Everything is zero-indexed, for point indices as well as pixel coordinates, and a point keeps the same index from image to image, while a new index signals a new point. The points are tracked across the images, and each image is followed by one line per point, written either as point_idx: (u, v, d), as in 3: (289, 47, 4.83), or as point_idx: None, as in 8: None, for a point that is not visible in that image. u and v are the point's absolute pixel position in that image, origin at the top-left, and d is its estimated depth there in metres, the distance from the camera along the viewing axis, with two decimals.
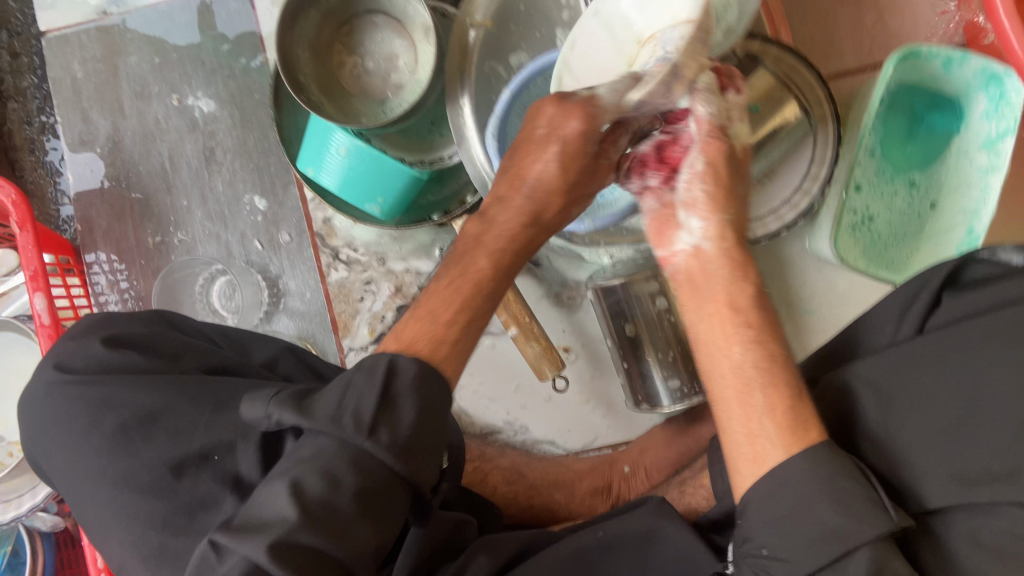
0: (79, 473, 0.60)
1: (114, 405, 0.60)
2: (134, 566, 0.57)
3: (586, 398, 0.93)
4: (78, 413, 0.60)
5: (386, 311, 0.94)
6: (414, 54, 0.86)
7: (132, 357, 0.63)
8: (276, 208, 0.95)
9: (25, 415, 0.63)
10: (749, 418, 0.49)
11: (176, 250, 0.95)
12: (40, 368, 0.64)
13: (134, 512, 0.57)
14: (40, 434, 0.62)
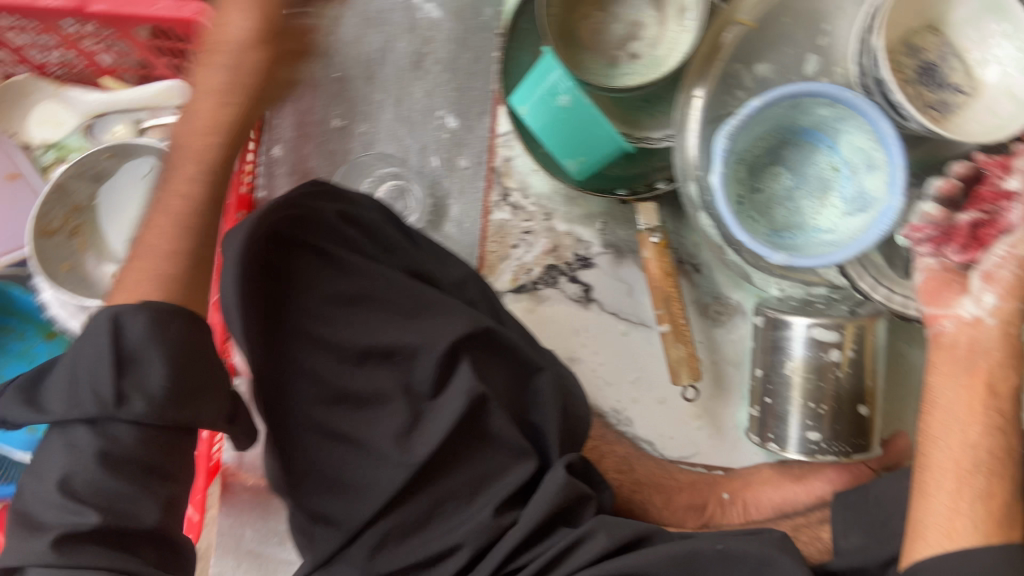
0: (269, 328, 0.62)
1: (322, 281, 0.63)
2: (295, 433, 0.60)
3: (698, 414, 0.92)
4: (291, 276, 0.62)
5: (535, 264, 0.94)
6: (660, 30, 0.85)
7: (355, 241, 0.66)
8: (464, 131, 0.94)
9: (229, 254, 0.64)
10: (961, 493, 0.57)
11: (356, 139, 0.95)
12: (260, 215, 0.64)
13: None
14: (238, 275, 0.63)
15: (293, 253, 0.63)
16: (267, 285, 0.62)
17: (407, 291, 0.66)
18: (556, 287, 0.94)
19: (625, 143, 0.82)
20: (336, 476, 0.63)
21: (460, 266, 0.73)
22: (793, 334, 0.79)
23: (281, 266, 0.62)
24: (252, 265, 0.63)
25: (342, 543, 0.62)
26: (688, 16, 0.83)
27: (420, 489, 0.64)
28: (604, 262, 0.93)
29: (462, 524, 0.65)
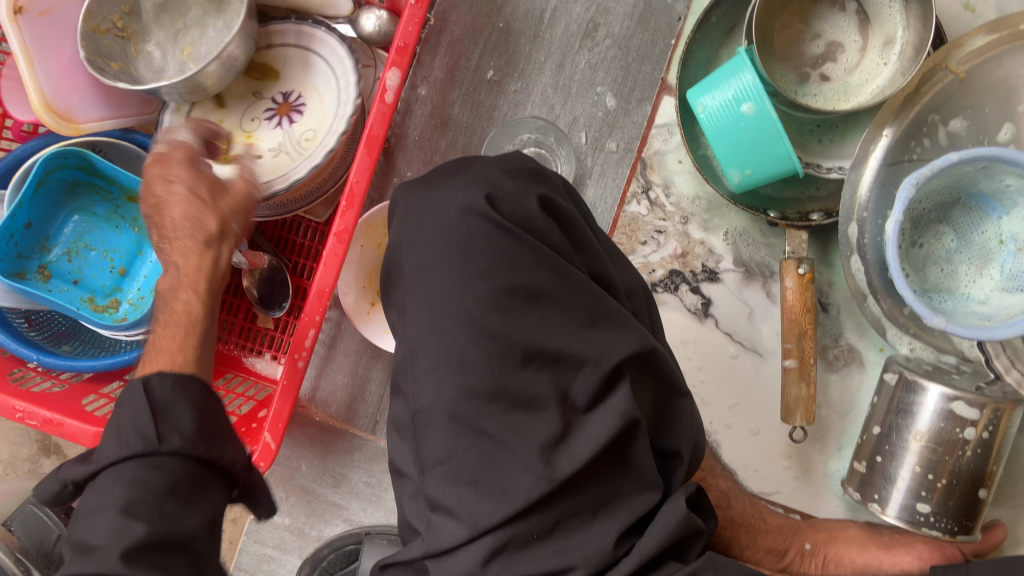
0: (439, 303, 0.58)
1: (511, 265, 0.57)
2: (440, 415, 0.56)
3: (789, 453, 0.90)
4: (478, 252, 0.57)
5: (660, 266, 0.91)
6: (858, 57, 0.82)
7: (545, 223, 0.60)
8: (619, 113, 0.90)
9: (415, 212, 0.62)
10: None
11: (507, 97, 0.90)
12: (457, 182, 0.61)
13: (473, 369, 0.56)
14: (424, 240, 0.60)
15: (485, 228, 0.58)
16: (449, 256, 0.58)
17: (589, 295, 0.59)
18: (675, 294, 0.91)
19: (800, 166, 0.78)
20: (471, 472, 0.56)
21: (632, 272, 0.66)
22: (926, 398, 0.77)
23: (470, 240, 0.58)
24: (439, 232, 0.59)
25: (458, 542, 0.56)
26: (895, 50, 0.79)
27: (550, 502, 0.59)
28: (731, 280, 0.90)
29: (581, 545, 0.59)
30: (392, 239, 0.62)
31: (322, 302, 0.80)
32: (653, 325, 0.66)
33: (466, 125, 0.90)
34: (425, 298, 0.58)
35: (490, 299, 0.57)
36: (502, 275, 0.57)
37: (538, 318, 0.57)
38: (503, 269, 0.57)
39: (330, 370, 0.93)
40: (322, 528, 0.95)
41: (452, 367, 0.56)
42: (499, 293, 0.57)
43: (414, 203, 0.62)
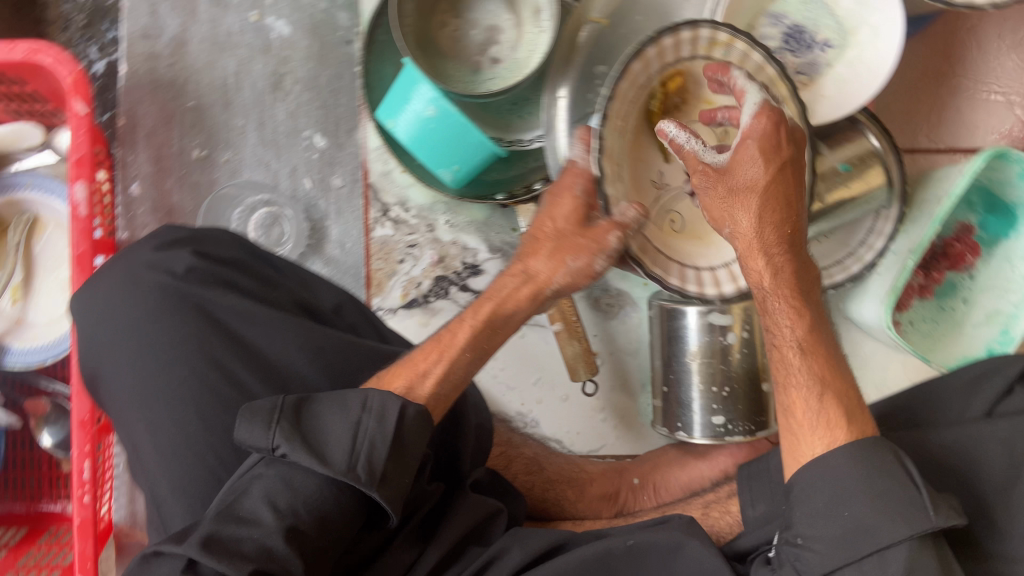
0: (140, 393, 0.59)
1: (189, 333, 0.59)
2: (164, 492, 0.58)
3: (602, 407, 0.94)
4: (154, 331, 0.59)
5: (424, 278, 0.92)
6: (518, 32, 0.85)
7: (226, 273, 0.63)
8: (334, 150, 0.91)
9: (88, 309, 0.62)
10: (800, 402, 0.61)
11: (221, 169, 0.91)
12: (115, 268, 0.62)
13: (186, 442, 0.58)
14: (102, 338, 0.61)
15: (164, 303, 0.60)
16: (135, 344, 0.60)
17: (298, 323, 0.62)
18: (448, 298, 0.93)
19: (497, 148, 0.83)
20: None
21: (336, 289, 0.71)
22: (687, 322, 0.82)
23: (150, 320, 0.60)
24: (114, 322, 0.60)
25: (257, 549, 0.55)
26: (545, 16, 0.83)
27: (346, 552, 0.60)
28: (493, 267, 0.92)
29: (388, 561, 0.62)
30: (82, 351, 0.62)
31: (88, 429, 0.78)
32: (375, 326, 0.71)
33: (189, 207, 0.90)
34: (128, 394, 0.60)
35: (196, 364, 0.59)
36: (185, 348, 0.59)
37: (261, 363, 0.60)
38: (197, 335, 0.59)
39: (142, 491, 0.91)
40: None
41: (178, 450, 0.58)
42: (203, 358, 0.59)
43: (84, 303, 0.62)
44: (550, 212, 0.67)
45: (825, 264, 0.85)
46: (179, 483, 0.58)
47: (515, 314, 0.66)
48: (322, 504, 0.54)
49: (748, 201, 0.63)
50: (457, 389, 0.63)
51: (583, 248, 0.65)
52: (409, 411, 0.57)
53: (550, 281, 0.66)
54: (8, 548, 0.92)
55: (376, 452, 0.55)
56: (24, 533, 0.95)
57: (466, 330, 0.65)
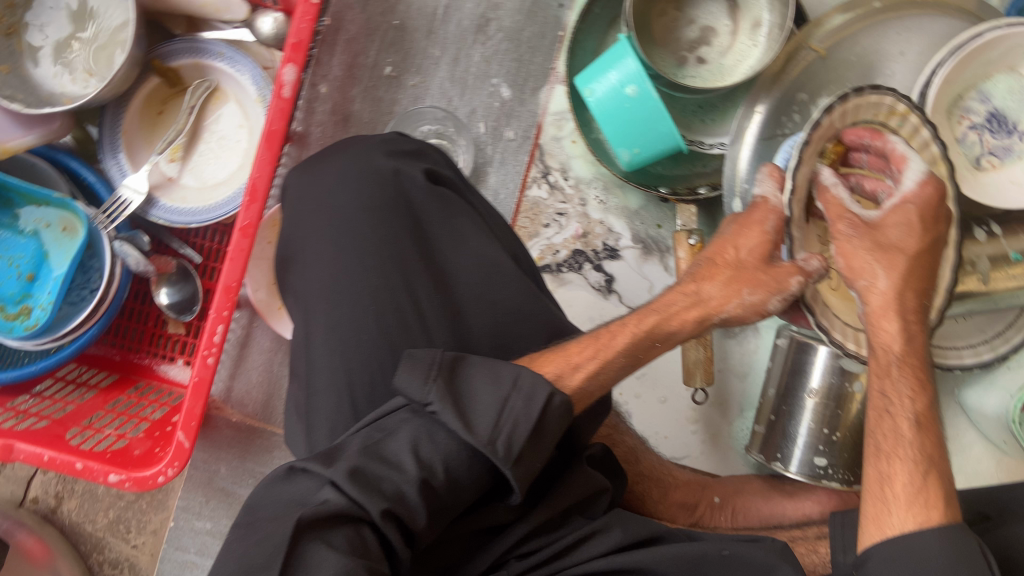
0: (333, 291, 0.59)
1: (398, 251, 0.59)
2: (325, 394, 0.58)
3: (695, 419, 0.95)
4: (366, 237, 0.59)
5: (563, 247, 0.94)
6: (730, 40, 0.87)
7: (444, 198, 0.62)
8: (515, 103, 0.93)
9: (306, 187, 0.61)
10: (882, 485, 0.55)
11: (405, 91, 0.93)
12: (346, 159, 0.61)
13: (365, 352, 0.57)
14: (309, 221, 0.60)
15: (380, 210, 0.59)
16: (339, 240, 0.59)
17: (498, 271, 0.61)
18: (580, 273, 0.94)
19: (683, 143, 0.84)
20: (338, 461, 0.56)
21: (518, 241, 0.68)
22: (815, 359, 0.83)
23: (366, 224, 0.59)
24: (331, 212, 0.60)
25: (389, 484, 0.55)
26: (762, 32, 0.85)
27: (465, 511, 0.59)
28: (631, 256, 0.94)
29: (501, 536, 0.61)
30: (284, 228, 0.62)
31: (230, 296, 0.81)
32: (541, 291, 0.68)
33: (368, 119, 0.93)
34: (315, 284, 0.59)
35: (392, 283, 0.58)
36: (390, 265, 0.58)
37: (451, 301, 0.60)
38: (401, 255, 0.59)
39: (244, 369, 0.94)
40: None
41: (346, 354, 0.58)
42: (401, 278, 0.58)
43: (301, 179, 0.62)
44: (733, 240, 0.62)
45: (965, 344, 0.84)
46: (338, 385, 0.57)
47: (678, 333, 0.61)
48: (454, 465, 0.52)
49: (891, 259, 0.58)
50: (604, 389, 0.57)
51: (761, 284, 0.59)
52: (557, 401, 0.53)
53: (721, 309, 0.61)
54: (99, 388, 0.96)
55: (519, 431, 0.52)
56: (113, 379, 0.98)
57: (627, 336, 0.60)
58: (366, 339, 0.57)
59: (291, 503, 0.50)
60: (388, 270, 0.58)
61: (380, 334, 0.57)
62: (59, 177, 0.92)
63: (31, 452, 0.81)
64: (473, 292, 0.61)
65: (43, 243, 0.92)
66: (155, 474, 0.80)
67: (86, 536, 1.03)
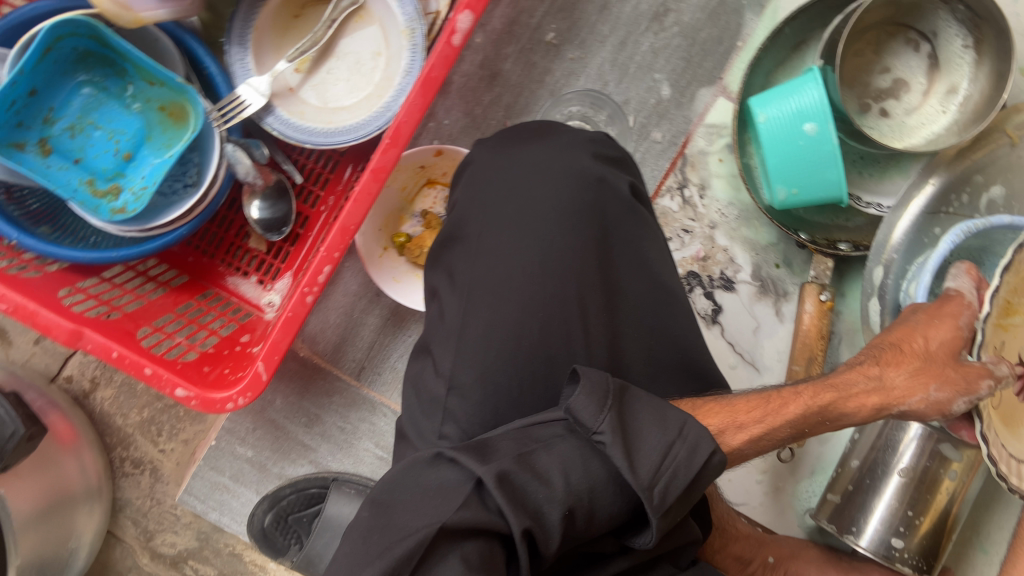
0: (504, 282, 0.58)
1: (578, 260, 0.58)
2: (473, 384, 0.57)
3: (763, 469, 0.92)
4: (552, 237, 0.58)
5: (679, 265, 0.90)
6: (920, 100, 0.81)
7: (635, 218, 0.61)
8: (672, 105, 0.88)
9: (497, 169, 0.60)
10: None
11: (562, 63, 0.87)
12: (548, 151, 0.61)
13: (524, 354, 0.57)
14: (499, 202, 0.59)
15: (576, 215, 0.58)
16: (527, 231, 0.58)
17: (662, 303, 0.62)
18: (689, 295, 0.90)
19: (845, 198, 0.79)
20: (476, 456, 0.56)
21: None
22: (906, 439, 0.81)
23: (556, 224, 0.58)
24: (520, 200, 0.59)
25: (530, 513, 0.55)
26: (957, 100, 0.80)
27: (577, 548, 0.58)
28: (745, 292, 0.90)
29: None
30: (463, 200, 0.61)
31: (345, 239, 0.76)
32: None
33: (516, 83, 0.87)
34: (489, 269, 0.58)
35: (568, 292, 0.58)
36: (568, 271, 0.58)
37: (614, 323, 0.60)
38: (583, 265, 0.58)
39: (322, 308, 0.89)
40: (285, 466, 0.91)
41: (502, 348, 0.57)
42: (578, 288, 0.58)
43: (498, 158, 0.61)
44: (923, 329, 0.63)
45: None
46: (488, 378, 0.57)
47: (851, 416, 0.61)
48: (598, 496, 0.53)
49: None
50: (757, 455, 0.59)
51: (950, 381, 0.59)
52: (718, 461, 0.55)
53: (902, 400, 0.61)
54: (169, 288, 0.91)
55: (676, 483, 0.53)
56: (184, 281, 0.93)
57: (798, 406, 0.60)
58: (527, 341, 0.57)
59: (438, 489, 0.51)
60: (566, 277, 0.58)
61: (543, 340, 0.57)
62: (179, 59, 0.85)
63: (101, 344, 0.76)
64: (633, 317, 0.61)
65: (149, 122, 0.87)
66: (225, 399, 0.77)
67: (114, 429, 0.99)
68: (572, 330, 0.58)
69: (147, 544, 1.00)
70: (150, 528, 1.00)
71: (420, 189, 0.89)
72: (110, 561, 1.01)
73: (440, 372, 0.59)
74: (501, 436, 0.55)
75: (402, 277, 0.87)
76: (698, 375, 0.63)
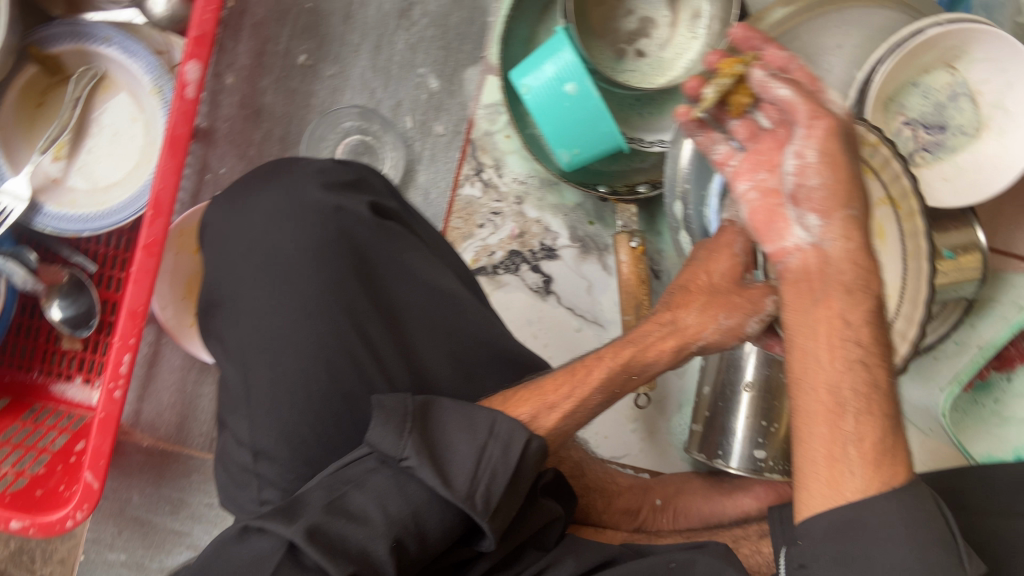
0: (274, 338, 0.56)
1: (343, 291, 0.56)
2: (277, 451, 0.55)
3: (634, 417, 0.94)
4: (307, 276, 0.56)
5: (499, 248, 0.89)
6: (670, 32, 0.83)
7: (388, 230, 0.60)
8: (445, 95, 0.87)
9: (235, 227, 0.58)
10: (834, 439, 0.45)
11: (323, 82, 0.86)
12: (280, 193, 0.59)
13: (318, 402, 0.55)
14: (244, 259, 0.57)
15: (323, 247, 0.57)
16: (279, 281, 0.56)
17: (447, 304, 0.61)
18: (517, 274, 0.90)
19: (624, 144, 0.80)
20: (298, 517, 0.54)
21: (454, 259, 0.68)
22: (746, 354, 0.83)
23: (307, 262, 0.56)
24: (265, 252, 0.57)
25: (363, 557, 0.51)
26: (702, 24, 0.81)
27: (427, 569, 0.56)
28: (569, 256, 0.90)
29: None
30: (212, 270, 0.59)
31: (137, 322, 0.73)
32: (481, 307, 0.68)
33: (282, 114, 0.85)
34: (254, 328, 0.56)
35: (342, 325, 0.56)
36: (334, 305, 0.56)
37: (403, 340, 0.59)
38: (349, 294, 0.57)
39: (153, 391, 0.87)
40: (164, 558, 0.86)
41: (293, 401, 0.55)
42: (349, 320, 0.56)
43: (231, 214, 0.59)
44: (704, 265, 0.62)
45: None
46: (289, 438, 0.55)
47: (655, 364, 0.62)
48: (425, 520, 0.50)
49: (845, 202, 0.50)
50: (579, 425, 0.59)
51: (737, 307, 0.60)
52: (535, 447, 0.53)
53: (698, 336, 0.61)
54: None
55: (497, 482, 0.51)
56: (5, 404, 0.88)
57: (602, 369, 0.61)
58: (316, 389, 0.55)
59: (247, 561, 0.47)
60: (335, 311, 0.56)
61: (333, 382, 0.55)
62: None
63: None
64: (423, 328, 0.60)
65: None
66: (63, 519, 0.73)
67: None
68: (359, 362, 0.56)
69: None
70: None
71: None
72: None
73: (242, 442, 0.57)
74: (314, 487, 0.52)
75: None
76: (508, 361, 0.63)
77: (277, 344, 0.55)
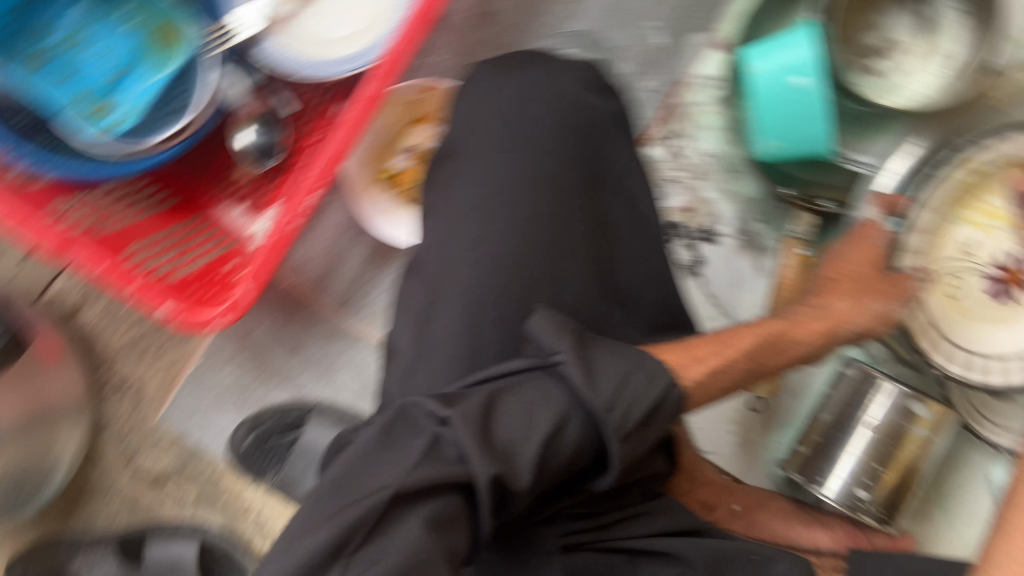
0: (505, 200, 0.63)
1: (574, 186, 0.65)
2: (464, 294, 0.61)
3: (734, 420, 0.95)
4: (551, 161, 0.65)
5: (665, 215, 0.91)
6: (917, 63, 0.81)
7: (614, 139, 0.70)
8: (668, 54, 0.89)
9: (497, 103, 0.67)
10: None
11: (560, 5, 0.88)
12: (547, 91, 0.68)
13: (522, 268, 0.61)
14: (496, 119, 0.66)
15: (566, 129, 0.66)
16: (525, 156, 0.65)
17: (643, 237, 0.69)
18: (673, 246, 0.91)
19: (830, 154, 0.80)
20: (466, 352, 0.59)
21: None
22: (880, 395, 0.83)
23: (554, 152, 0.65)
24: (520, 129, 0.66)
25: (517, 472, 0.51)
26: (951, 64, 0.80)
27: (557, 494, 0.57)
28: (730, 246, 0.91)
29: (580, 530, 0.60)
30: (465, 129, 0.67)
31: (333, 166, 0.77)
32: None
33: (513, 23, 0.88)
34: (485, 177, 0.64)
35: (564, 213, 0.64)
36: (565, 194, 0.64)
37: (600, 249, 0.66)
38: (576, 191, 0.65)
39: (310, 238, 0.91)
40: (265, 393, 0.93)
41: (491, 250, 0.61)
42: (570, 211, 0.64)
43: (500, 92, 0.68)
44: (846, 256, 0.74)
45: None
46: (484, 291, 0.60)
47: (800, 342, 0.68)
48: (567, 428, 0.50)
49: None
50: (723, 387, 0.61)
51: (885, 293, 0.71)
52: (671, 393, 0.53)
53: (846, 322, 0.69)
54: (160, 208, 0.91)
55: (632, 412, 0.51)
56: (176, 202, 0.93)
57: (749, 337, 0.64)
58: (526, 254, 0.62)
59: (391, 443, 0.48)
60: (564, 197, 0.64)
61: (541, 253, 0.62)
62: None
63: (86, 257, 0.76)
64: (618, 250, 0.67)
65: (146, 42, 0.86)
66: (206, 321, 0.77)
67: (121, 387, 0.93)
68: (569, 247, 0.63)
69: (126, 465, 1.01)
70: (131, 448, 1.01)
71: (409, 126, 0.89)
72: (88, 482, 1.01)
73: (427, 282, 0.63)
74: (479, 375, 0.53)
75: (389, 210, 0.87)
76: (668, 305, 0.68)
77: (506, 203, 0.63)
